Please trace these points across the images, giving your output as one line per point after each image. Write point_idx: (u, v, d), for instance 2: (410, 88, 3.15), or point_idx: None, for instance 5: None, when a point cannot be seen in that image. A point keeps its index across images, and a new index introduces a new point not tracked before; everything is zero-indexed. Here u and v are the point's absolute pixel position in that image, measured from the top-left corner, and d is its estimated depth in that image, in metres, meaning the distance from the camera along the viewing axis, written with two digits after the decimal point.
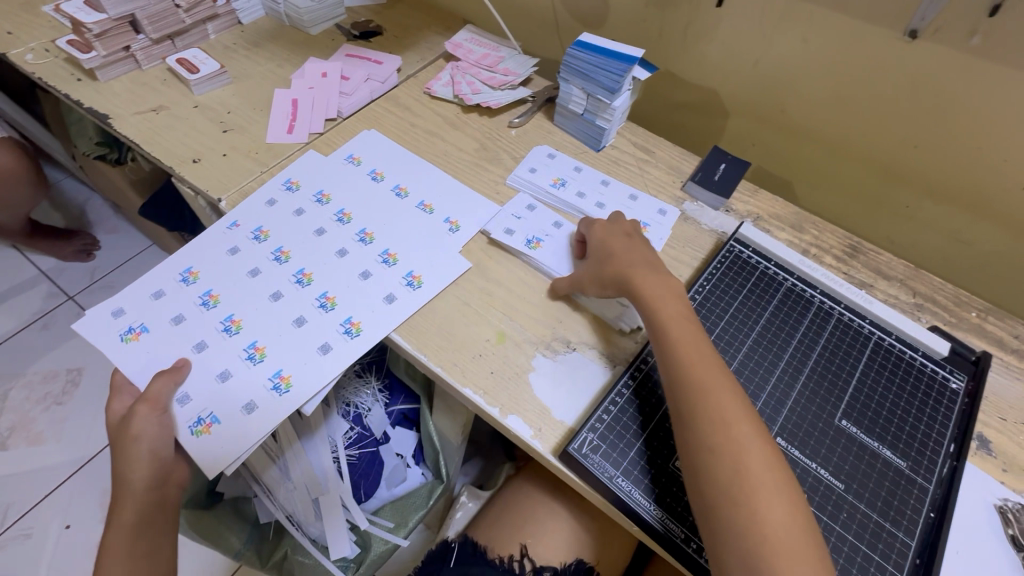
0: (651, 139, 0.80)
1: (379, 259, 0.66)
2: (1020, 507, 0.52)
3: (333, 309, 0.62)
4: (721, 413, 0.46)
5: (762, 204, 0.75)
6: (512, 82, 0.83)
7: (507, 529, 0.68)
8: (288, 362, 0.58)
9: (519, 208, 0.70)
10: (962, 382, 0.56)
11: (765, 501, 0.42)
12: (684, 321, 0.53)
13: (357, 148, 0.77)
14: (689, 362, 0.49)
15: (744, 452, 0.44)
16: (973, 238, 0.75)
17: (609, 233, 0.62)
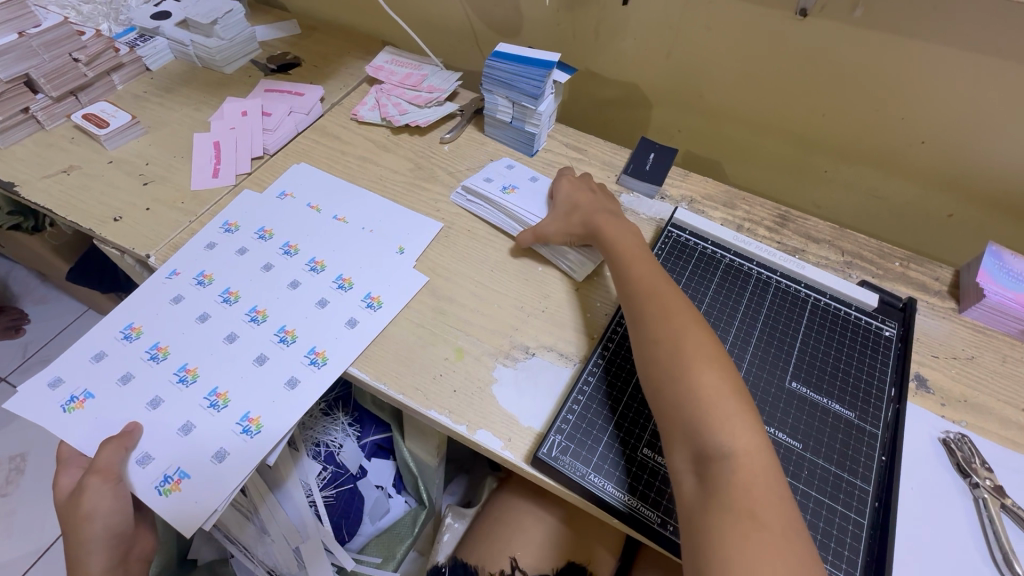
0: (581, 138, 0.82)
1: (334, 285, 0.65)
2: (961, 436, 0.55)
3: (294, 342, 0.60)
4: (666, 313, 0.52)
5: (694, 186, 0.78)
6: (437, 99, 0.83)
7: (497, 542, 0.67)
8: (255, 404, 0.56)
9: (498, 165, 0.76)
10: (894, 329, 0.60)
11: (701, 374, 0.47)
12: (648, 302, 0.54)
13: (289, 183, 0.75)
14: (654, 338, 0.51)
15: (698, 376, 0.47)
16: (887, 193, 0.81)
17: (574, 189, 0.69)
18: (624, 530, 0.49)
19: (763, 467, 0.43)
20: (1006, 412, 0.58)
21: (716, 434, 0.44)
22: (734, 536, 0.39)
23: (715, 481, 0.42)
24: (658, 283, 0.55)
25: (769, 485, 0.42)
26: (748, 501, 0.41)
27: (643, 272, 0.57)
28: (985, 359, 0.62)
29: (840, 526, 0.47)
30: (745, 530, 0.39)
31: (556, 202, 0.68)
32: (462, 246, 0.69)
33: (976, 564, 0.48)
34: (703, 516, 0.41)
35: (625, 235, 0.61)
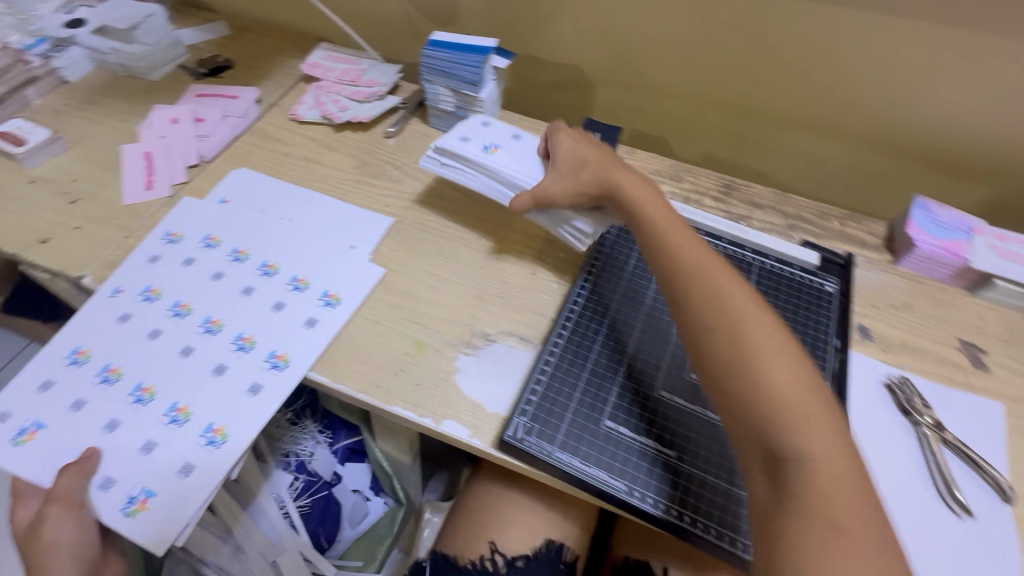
0: (528, 123, 0.82)
1: (290, 286, 0.63)
2: (902, 379, 0.59)
3: (253, 348, 0.58)
4: (719, 297, 0.47)
5: (641, 162, 0.79)
6: (378, 92, 0.81)
7: (477, 528, 0.68)
8: (219, 413, 0.54)
9: (474, 120, 0.70)
10: (835, 283, 0.63)
11: (771, 369, 0.43)
12: (699, 285, 0.48)
13: (229, 189, 0.72)
14: (711, 327, 0.46)
15: (770, 372, 0.43)
16: (823, 155, 0.84)
17: (575, 145, 0.64)
18: (598, 503, 0.50)
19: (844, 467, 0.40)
20: (939, 352, 0.62)
21: (794, 438, 0.40)
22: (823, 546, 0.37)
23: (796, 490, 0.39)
24: (705, 260, 0.50)
25: (852, 489, 0.39)
26: (829, 509, 0.38)
27: (685, 248, 0.51)
28: (919, 305, 0.66)
29: None
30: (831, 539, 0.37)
31: (556, 162, 0.63)
32: (415, 240, 0.68)
33: (920, 495, 0.52)
34: (780, 523, 0.39)
35: (654, 204, 0.56)
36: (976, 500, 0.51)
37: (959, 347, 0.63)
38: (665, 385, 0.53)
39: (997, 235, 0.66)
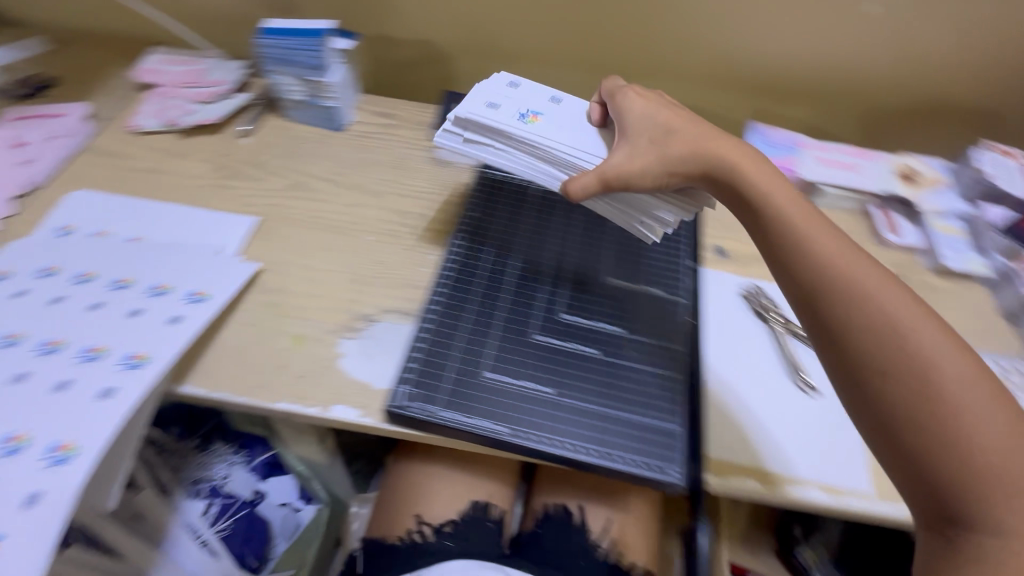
0: (389, 104, 0.82)
1: (148, 293, 0.57)
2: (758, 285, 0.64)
3: (104, 356, 0.51)
4: (899, 329, 0.39)
5: None
6: (224, 91, 0.78)
7: (401, 506, 0.67)
8: (65, 429, 0.46)
9: (502, 85, 0.61)
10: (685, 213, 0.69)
11: (974, 427, 0.36)
12: (881, 313, 0.40)
13: (62, 217, 0.65)
14: (899, 363, 0.39)
15: (972, 425, 0.36)
16: (673, 98, 0.89)
17: (644, 110, 0.56)
18: (494, 452, 0.50)
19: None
20: None
21: (965, 429, 0.36)
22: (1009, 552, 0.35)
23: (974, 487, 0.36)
24: (877, 285, 0.42)
25: None
26: None
27: (814, 231, 0.46)
28: None
29: (662, 384, 0.53)
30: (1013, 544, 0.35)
31: (626, 129, 0.55)
32: (283, 235, 0.66)
33: (779, 382, 0.56)
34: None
35: (763, 176, 0.49)
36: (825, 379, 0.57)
37: None
38: (540, 330, 0.55)
39: (819, 148, 0.76)
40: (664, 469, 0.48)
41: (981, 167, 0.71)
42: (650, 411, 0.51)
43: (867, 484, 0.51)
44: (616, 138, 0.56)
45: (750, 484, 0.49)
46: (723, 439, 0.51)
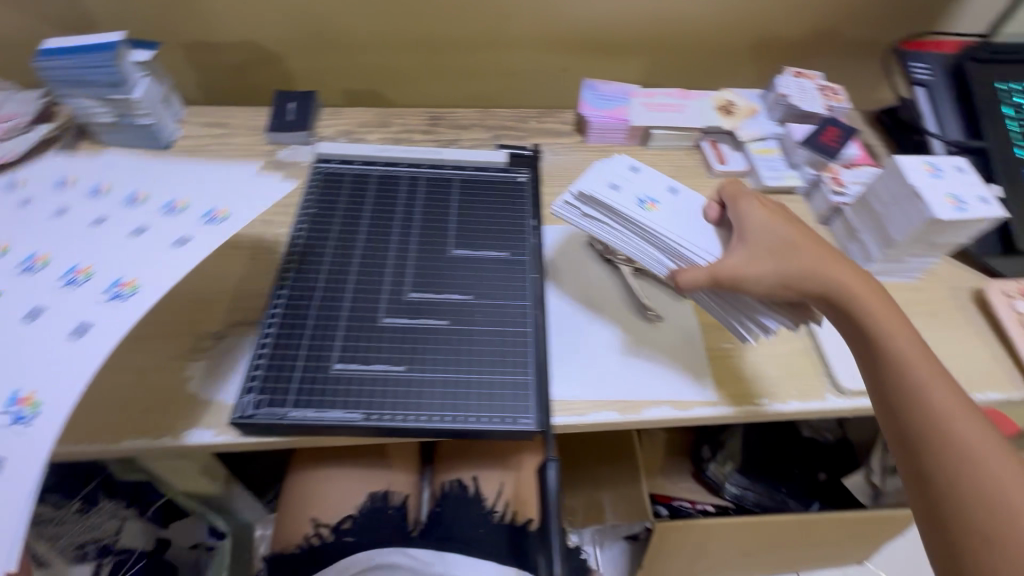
0: (220, 112, 0.79)
1: (162, 211, 0.52)
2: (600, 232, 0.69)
3: (87, 281, 0.46)
4: (937, 399, 0.46)
5: (347, 119, 0.80)
6: (19, 125, 0.70)
7: (300, 511, 0.66)
8: (26, 377, 0.41)
9: (623, 171, 0.62)
10: (526, 173, 0.69)
11: (998, 476, 0.41)
12: (931, 388, 0.46)
13: (73, 166, 0.56)
14: (942, 418, 0.45)
15: (993, 474, 0.41)
16: (513, 66, 0.91)
17: (767, 220, 0.55)
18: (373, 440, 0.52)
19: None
20: None
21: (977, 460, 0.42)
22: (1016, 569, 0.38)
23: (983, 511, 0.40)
24: (940, 380, 0.47)
25: None
26: None
27: (839, 273, 0.52)
28: None
29: (510, 342, 0.55)
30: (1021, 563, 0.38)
31: (746, 236, 0.54)
32: None
33: (631, 321, 0.62)
34: None
35: (811, 241, 0.53)
36: (668, 312, 0.63)
37: None
38: (387, 313, 0.56)
39: (647, 95, 0.80)
40: (516, 420, 0.51)
41: (780, 90, 0.78)
42: (500, 368, 0.53)
43: (715, 395, 0.58)
44: (731, 240, 0.56)
45: (610, 416, 0.56)
46: (581, 384, 0.57)
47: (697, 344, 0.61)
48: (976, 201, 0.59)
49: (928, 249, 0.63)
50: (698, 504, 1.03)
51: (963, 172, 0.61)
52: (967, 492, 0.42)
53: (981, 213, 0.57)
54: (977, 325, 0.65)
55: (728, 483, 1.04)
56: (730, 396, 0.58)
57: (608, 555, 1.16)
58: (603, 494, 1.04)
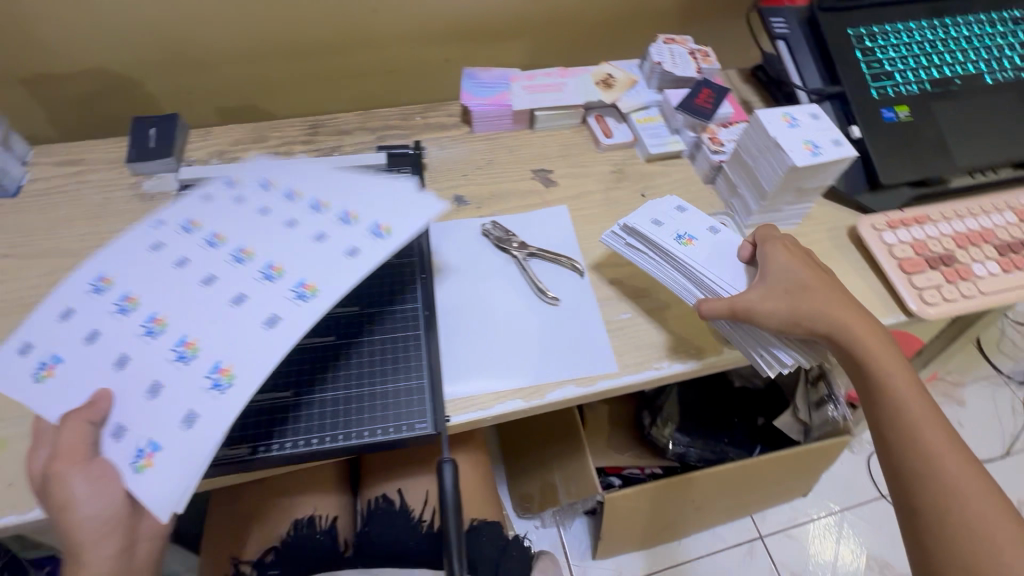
0: (76, 148, 0.73)
1: (288, 199, 0.55)
2: (491, 220, 0.69)
3: (247, 259, 0.50)
4: (924, 430, 0.51)
5: (219, 139, 0.76)
6: None
7: (223, 550, 0.63)
8: (309, 270, 0.50)
9: (667, 209, 0.61)
10: (408, 170, 0.72)
11: (971, 499, 0.48)
12: (919, 419, 0.51)
13: (237, 169, 0.62)
14: (928, 446, 0.50)
15: (970, 500, 0.48)
16: (392, 63, 0.89)
17: (793, 262, 0.56)
18: (295, 465, 0.53)
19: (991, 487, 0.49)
20: (520, 188, 0.74)
21: (948, 460, 0.49)
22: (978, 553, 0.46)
23: (957, 506, 0.48)
24: (924, 410, 0.52)
25: None
26: None
27: (852, 320, 0.54)
28: (497, 157, 0.77)
29: (399, 347, 0.56)
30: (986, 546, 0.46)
31: (767, 275, 0.55)
32: None
33: (529, 305, 0.62)
34: None
35: (813, 273, 0.57)
36: (565, 291, 0.64)
37: (533, 176, 0.75)
38: None
39: (526, 78, 0.80)
40: (410, 426, 0.52)
41: (653, 58, 0.79)
42: (390, 375, 0.55)
43: (615, 365, 0.59)
44: (752, 277, 0.57)
45: (513, 403, 0.56)
46: (482, 375, 0.57)
47: (595, 318, 0.62)
48: (828, 144, 0.62)
49: (797, 195, 0.66)
50: (648, 469, 1.07)
51: (817, 118, 0.65)
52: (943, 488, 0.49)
53: (833, 155, 0.61)
54: (854, 261, 0.69)
55: (672, 444, 1.05)
56: (629, 365, 0.59)
57: (574, 533, 1.16)
58: (556, 476, 1.03)
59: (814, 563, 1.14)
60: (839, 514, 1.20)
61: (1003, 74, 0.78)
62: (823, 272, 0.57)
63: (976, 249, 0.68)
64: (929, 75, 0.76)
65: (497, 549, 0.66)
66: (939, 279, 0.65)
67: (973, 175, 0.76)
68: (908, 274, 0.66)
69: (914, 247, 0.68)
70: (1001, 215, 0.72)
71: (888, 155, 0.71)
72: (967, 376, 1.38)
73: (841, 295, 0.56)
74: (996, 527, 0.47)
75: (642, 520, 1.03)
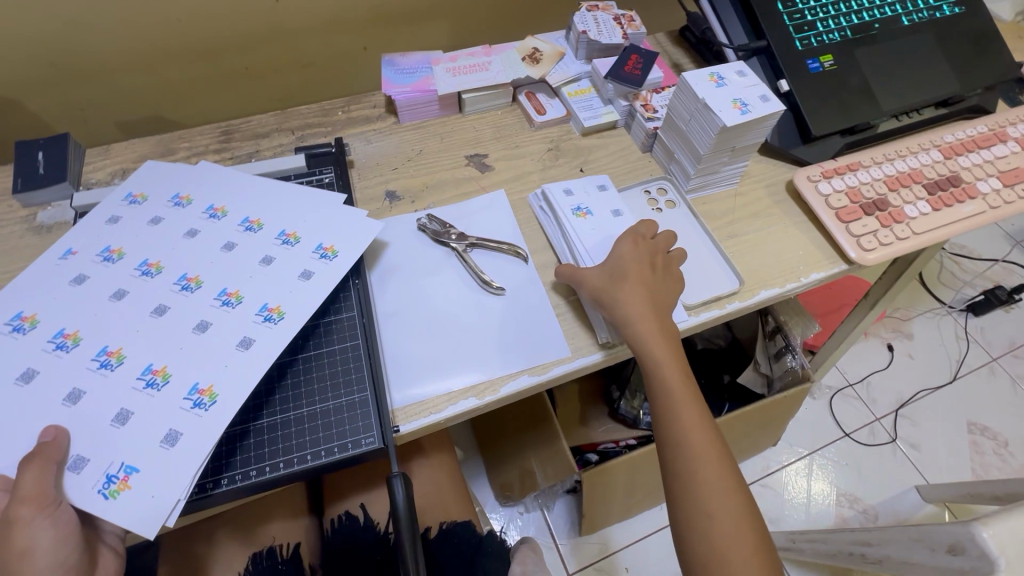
0: None
1: (242, 228, 0.57)
2: (426, 214, 0.66)
3: (199, 288, 0.52)
4: (681, 428, 0.49)
5: (120, 156, 0.70)
6: None
7: None
8: (271, 294, 0.52)
9: (590, 186, 0.66)
10: (331, 172, 0.67)
11: (713, 500, 0.46)
12: (680, 414, 0.49)
13: (136, 182, 0.61)
14: (684, 445, 0.48)
15: (709, 501, 0.46)
16: (304, 56, 0.86)
17: (634, 256, 0.56)
18: (251, 497, 0.49)
19: (731, 474, 0.47)
20: (454, 176, 0.71)
21: (696, 446, 0.48)
22: (697, 537, 0.46)
23: (688, 491, 0.47)
24: (689, 403, 0.50)
25: None
26: None
27: (631, 303, 0.53)
28: (428, 147, 0.73)
29: (349, 358, 0.53)
30: (704, 531, 0.46)
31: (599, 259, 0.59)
32: None
33: (472, 298, 0.60)
34: None
35: (633, 262, 0.56)
36: (510, 280, 0.62)
37: (467, 162, 0.72)
38: None
39: (449, 59, 0.76)
40: (357, 442, 0.49)
41: (578, 27, 0.77)
42: (344, 390, 0.51)
43: (567, 350, 0.57)
44: (601, 255, 0.60)
45: (468, 401, 0.53)
46: (434, 377, 0.54)
47: (542, 304, 0.60)
48: (756, 101, 0.61)
49: (732, 155, 0.66)
50: (623, 442, 1.04)
51: (744, 75, 0.64)
52: (682, 473, 0.48)
53: (762, 111, 0.60)
54: (793, 216, 0.69)
55: (643, 414, 1.06)
56: (580, 348, 0.57)
57: (557, 512, 1.16)
58: (530, 459, 1.01)
59: (789, 507, 1.18)
60: (806, 458, 1.24)
61: (919, 14, 0.79)
62: (635, 256, 0.56)
63: (907, 191, 0.69)
64: (849, 22, 0.76)
65: (470, 547, 0.65)
66: (875, 224, 0.66)
67: (898, 117, 0.77)
68: (845, 222, 0.66)
69: (848, 195, 0.68)
70: (928, 154, 0.73)
71: (817, 106, 0.71)
72: (913, 310, 1.45)
73: (635, 280, 0.54)
74: (730, 527, 0.45)
75: (621, 493, 1.03)
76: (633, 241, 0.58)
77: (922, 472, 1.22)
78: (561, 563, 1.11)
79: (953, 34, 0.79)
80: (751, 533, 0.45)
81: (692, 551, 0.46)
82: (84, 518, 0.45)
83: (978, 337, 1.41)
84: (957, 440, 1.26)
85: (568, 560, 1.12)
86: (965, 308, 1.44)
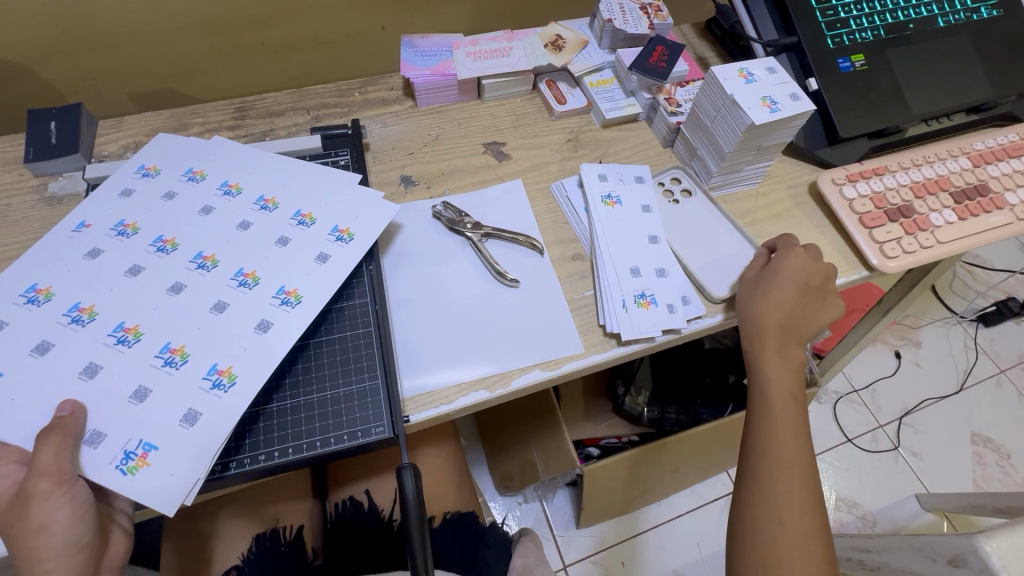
0: None
1: (256, 207, 0.56)
2: (442, 201, 0.65)
3: (216, 268, 0.51)
4: (771, 439, 0.50)
5: (133, 129, 0.68)
6: None
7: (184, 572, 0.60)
8: (288, 276, 0.51)
9: (626, 176, 0.65)
10: (347, 155, 0.66)
11: (785, 514, 0.47)
12: (777, 427, 0.50)
13: (151, 155, 0.60)
14: (771, 456, 0.49)
15: (781, 513, 0.47)
16: (320, 33, 0.84)
17: (795, 267, 0.56)
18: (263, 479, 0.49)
19: (811, 497, 0.48)
20: (471, 163, 0.69)
21: (783, 460, 0.49)
22: (761, 540, 0.47)
23: (762, 496, 0.48)
24: (791, 422, 0.51)
25: None
26: None
27: (765, 309, 0.54)
28: (446, 132, 0.72)
29: (362, 344, 0.53)
30: (770, 537, 0.47)
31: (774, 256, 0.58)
32: None
33: (485, 289, 0.59)
34: None
35: (790, 278, 0.55)
36: (524, 273, 0.61)
37: (485, 150, 0.70)
38: None
39: (470, 43, 0.74)
40: (367, 431, 0.48)
41: (603, 15, 0.75)
42: (356, 377, 0.51)
43: (581, 346, 0.56)
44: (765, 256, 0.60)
45: (479, 393, 0.53)
46: (445, 366, 0.54)
47: (558, 300, 0.59)
48: (787, 99, 0.60)
49: (757, 155, 0.64)
50: (625, 437, 1.06)
51: (774, 72, 0.62)
52: (761, 478, 0.49)
53: (791, 111, 0.59)
54: (816, 219, 0.68)
55: (647, 411, 1.05)
56: (595, 344, 0.57)
57: (556, 504, 1.16)
58: (533, 451, 1.00)
59: None
60: None
61: (955, 15, 0.76)
62: (793, 275, 0.55)
63: (933, 199, 0.68)
64: (883, 20, 0.74)
65: (472, 539, 0.65)
66: (899, 231, 0.65)
67: (927, 123, 0.75)
68: (869, 228, 0.65)
69: (873, 200, 0.66)
70: (956, 161, 0.71)
71: (846, 107, 0.70)
72: (923, 319, 1.43)
73: (781, 295, 0.54)
74: (792, 543, 0.46)
75: (623, 488, 1.03)
76: (790, 258, 0.56)
77: (923, 481, 1.21)
78: (559, 555, 1.12)
79: (990, 38, 0.77)
80: (815, 552, 0.46)
81: (748, 551, 0.47)
82: (99, 493, 0.45)
83: (987, 349, 1.39)
84: (960, 449, 1.25)
85: (565, 551, 1.12)
86: (975, 318, 1.43)
